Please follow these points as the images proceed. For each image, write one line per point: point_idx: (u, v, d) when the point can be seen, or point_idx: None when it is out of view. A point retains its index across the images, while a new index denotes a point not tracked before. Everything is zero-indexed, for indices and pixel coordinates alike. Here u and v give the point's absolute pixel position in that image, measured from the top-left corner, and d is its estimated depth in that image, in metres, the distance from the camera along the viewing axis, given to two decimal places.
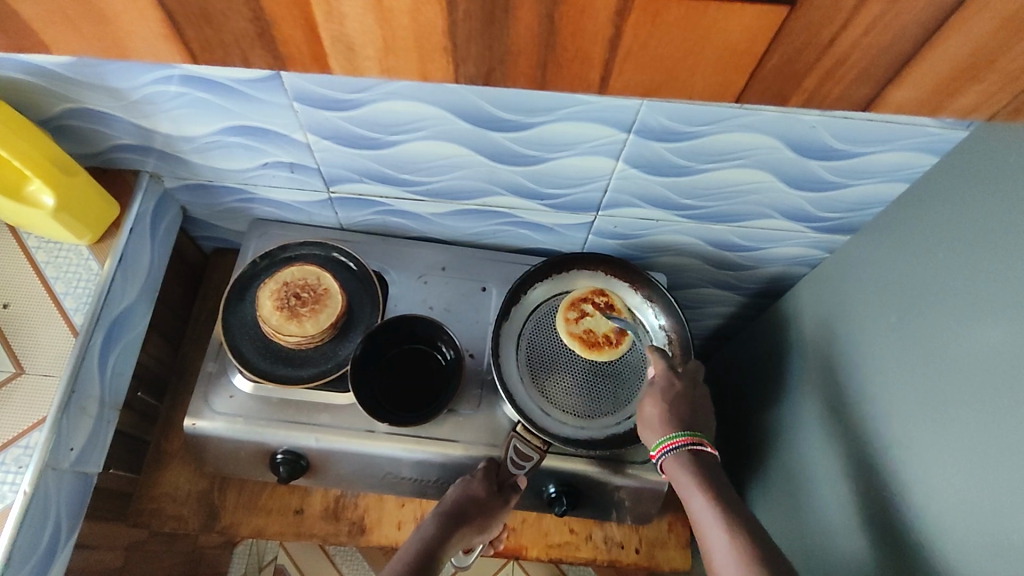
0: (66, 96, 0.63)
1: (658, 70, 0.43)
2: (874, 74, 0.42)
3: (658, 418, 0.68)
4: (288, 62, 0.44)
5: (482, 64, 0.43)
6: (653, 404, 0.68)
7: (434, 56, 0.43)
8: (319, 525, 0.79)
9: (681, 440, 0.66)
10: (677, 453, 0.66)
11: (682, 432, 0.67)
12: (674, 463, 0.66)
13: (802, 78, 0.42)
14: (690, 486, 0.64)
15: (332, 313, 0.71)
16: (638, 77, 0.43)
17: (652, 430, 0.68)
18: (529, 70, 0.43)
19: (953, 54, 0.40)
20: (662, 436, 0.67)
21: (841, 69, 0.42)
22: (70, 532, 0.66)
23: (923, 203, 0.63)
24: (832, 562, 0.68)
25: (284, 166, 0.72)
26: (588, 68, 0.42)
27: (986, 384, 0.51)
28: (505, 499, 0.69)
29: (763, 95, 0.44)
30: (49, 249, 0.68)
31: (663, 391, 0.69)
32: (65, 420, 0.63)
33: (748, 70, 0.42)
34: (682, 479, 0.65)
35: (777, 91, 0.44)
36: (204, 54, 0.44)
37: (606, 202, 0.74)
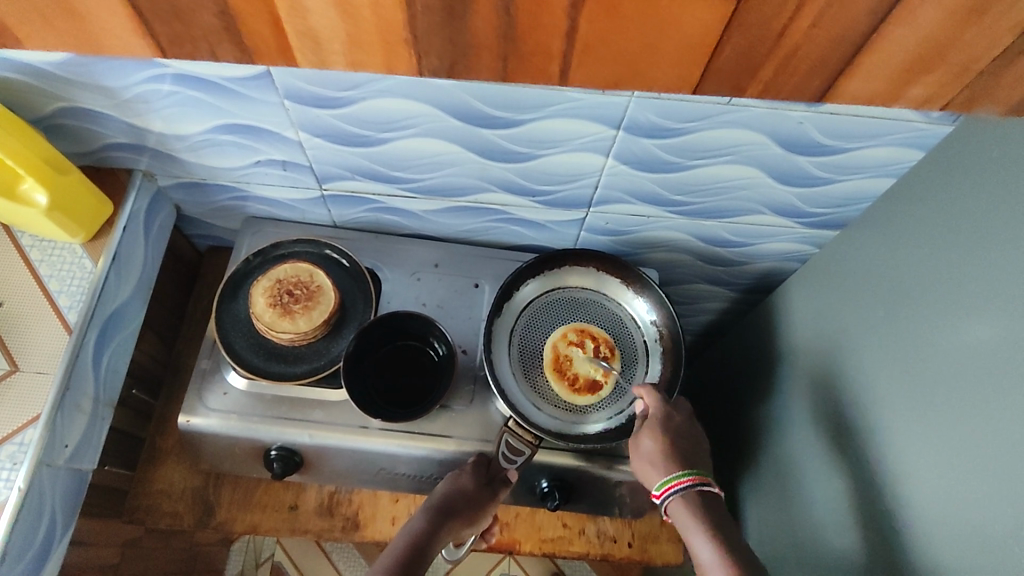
0: (58, 95, 0.63)
1: (621, 64, 0.43)
2: (828, 65, 0.42)
3: (657, 453, 0.67)
4: (256, 56, 0.45)
5: (444, 57, 0.43)
6: (651, 438, 0.67)
7: (398, 50, 0.43)
8: (313, 521, 0.80)
9: (687, 481, 0.64)
10: (683, 494, 0.64)
11: (687, 471, 0.65)
12: (680, 506, 0.64)
13: (758, 68, 0.43)
14: (697, 530, 0.62)
15: (325, 310, 0.72)
16: (600, 69, 0.44)
17: (653, 466, 0.67)
18: (493, 63, 0.43)
19: (903, 44, 0.41)
20: (664, 477, 0.65)
21: (796, 60, 0.42)
22: (65, 528, 0.67)
23: (910, 198, 0.63)
24: (822, 554, 0.69)
25: (277, 164, 0.72)
26: (548, 61, 0.43)
27: (972, 377, 0.51)
28: (494, 492, 0.69)
29: (718, 88, 0.45)
30: (43, 247, 0.69)
31: (660, 423, 0.68)
32: (60, 417, 0.64)
33: (707, 60, 0.42)
34: (688, 522, 0.63)
35: (735, 81, 0.44)
36: (173, 49, 0.44)
37: (597, 198, 0.75)
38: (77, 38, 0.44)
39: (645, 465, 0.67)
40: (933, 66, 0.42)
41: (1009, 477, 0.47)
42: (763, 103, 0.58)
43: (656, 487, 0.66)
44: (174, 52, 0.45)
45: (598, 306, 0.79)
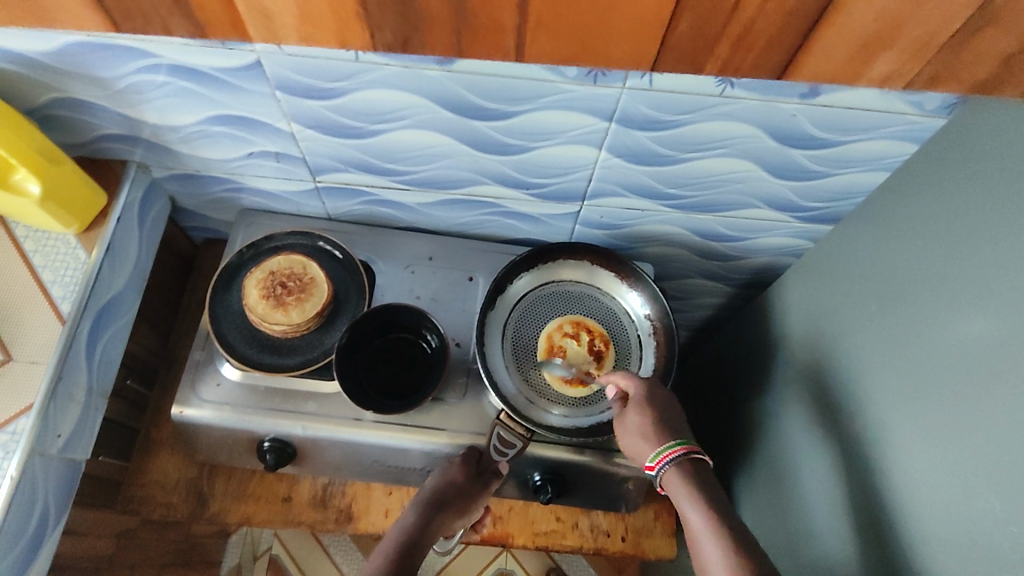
0: (51, 85, 0.63)
1: (577, 42, 0.43)
2: (785, 42, 0.41)
3: (646, 428, 0.65)
4: (209, 31, 0.44)
5: (397, 31, 0.43)
6: (638, 414, 0.66)
7: (349, 24, 0.43)
8: (307, 513, 0.80)
9: (681, 449, 0.63)
10: (676, 463, 0.63)
11: (676, 442, 0.64)
12: (672, 475, 0.63)
13: (713, 45, 0.42)
14: (688, 498, 0.60)
15: (318, 302, 0.72)
16: (550, 45, 0.43)
17: (645, 441, 0.65)
18: (445, 39, 0.43)
19: (866, 21, 0.40)
20: (657, 448, 0.64)
21: (750, 36, 0.41)
22: (58, 517, 0.67)
23: (904, 191, 0.63)
24: (815, 549, 0.69)
25: (270, 156, 0.72)
26: (502, 35, 0.42)
27: (964, 371, 0.51)
28: (485, 483, 0.69)
29: (677, 64, 0.44)
30: (37, 238, 0.69)
31: (649, 401, 0.67)
32: (53, 407, 0.64)
33: (659, 36, 0.42)
34: (678, 490, 0.61)
35: (692, 60, 0.44)
36: (125, 23, 0.44)
37: (591, 191, 0.74)
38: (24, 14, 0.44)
39: (635, 440, 0.66)
40: (892, 40, 0.41)
41: (999, 471, 0.47)
42: (756, 94, 0.58)
43: (650, 459, 0.64)
44: (128, 27, 0.44)
45: (592, 300, 0.78)
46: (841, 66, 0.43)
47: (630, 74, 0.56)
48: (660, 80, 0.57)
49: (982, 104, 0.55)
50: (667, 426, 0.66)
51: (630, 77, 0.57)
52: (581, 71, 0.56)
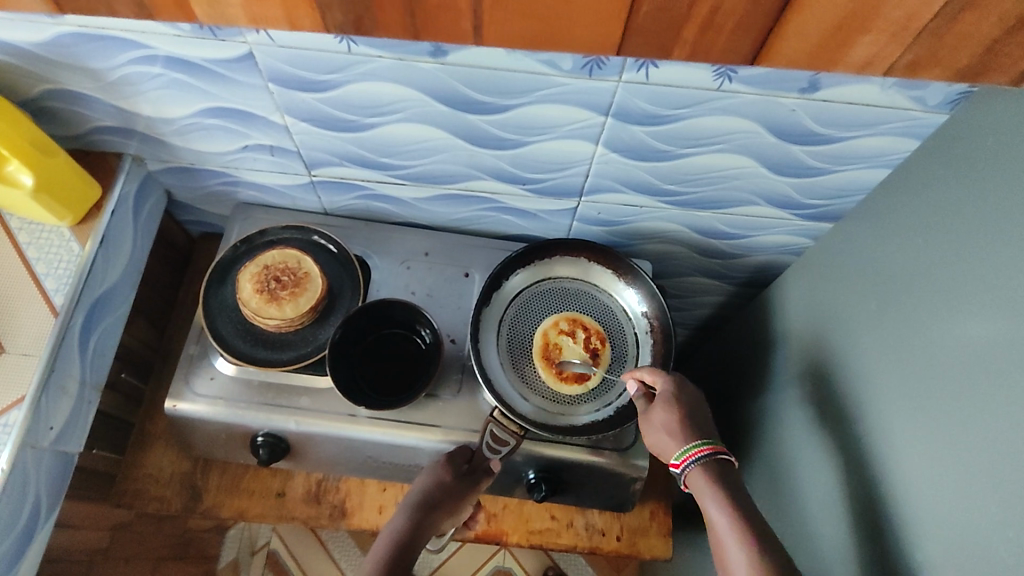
0: (45, 76, 0.63)
1: (537, 24, 0.44)
2: (753, 23, 0.42)
3: (672, 423, 0.65)
4: (156, 12, 0.46)
5: (348, 13, 0.45)
6: (665, 410, 0.66)
7: (302, 8, 0.45)
8: (300, 508, 0.80)
9: (708, 449, 0.62)
10: (702, 463, 0.62)
11: (704, 441, 0.63)
12: (698, 475, 0.62)
13: (679, 29, 0.43)
14: (715, 498, 0.59)
15: (312, 297, 0.71)
16: (508, 25, 0.44)
17: (670, 438, 0.64)
18: (399, 16, 0.45)
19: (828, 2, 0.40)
20: (684, 446, 0.63)
21: (718, 18, 0.42)
22: (49, 510, 0.67)
23: (905, 189, 0.62)
24: (812, 551, 0.68)
25: (265, 149, 0.72)
26: (455, 15, 0.44)
27: (966, 374, 0.50)
28: (476, 481, 0.67)
29: (643, 46, 0.45)
30: (30, 230, 0.69)
31: (674, 397, 0.67)
32: (45, 399, 0.64)
33: (624, 20, 0.43)
34: (704, 490, 0.60)
35: (660, 44, 0.44)
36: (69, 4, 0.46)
37: (588, 187, 0.74)
38: None
39: (660, 436, 0.65)
40: (869, 23, 0.42)
41: (997, 473, 0.46)
42: (753, 89, 0.57)
43: (675, 457, 0.64)
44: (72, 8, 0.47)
45: (588, 297, 0.78)
46: (816, 50, 0.44)
47: (626, 67, 0.55)
48: (656, 74, 0.56)
49: (984, 100, 0.54)
50: (694, 427, 0.65)
51: (626, 70, 0.56)
52: (576, 63, 0.55)
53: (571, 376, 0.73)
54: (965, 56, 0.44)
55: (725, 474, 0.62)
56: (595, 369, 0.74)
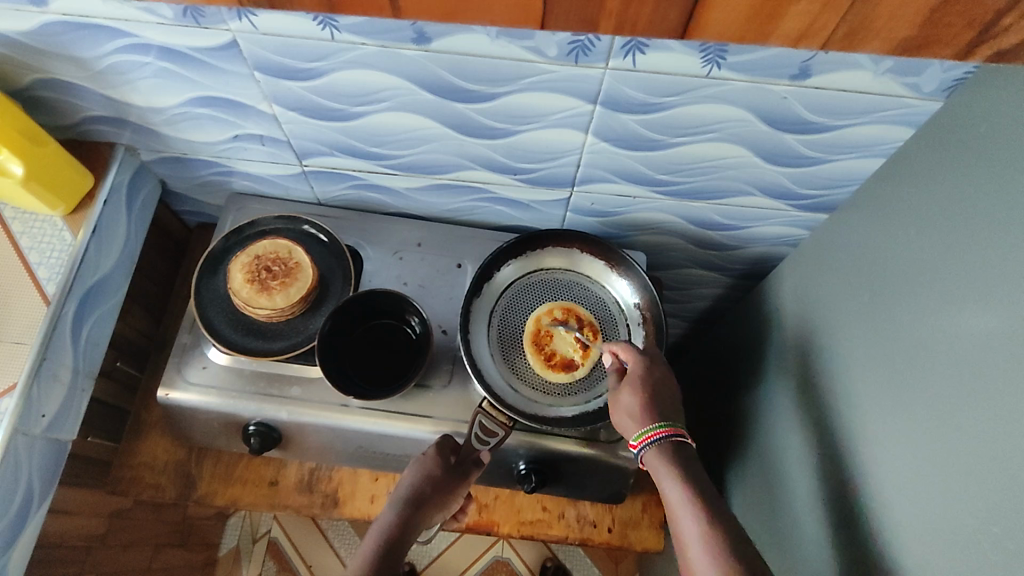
0: (35, 65, 0.63)
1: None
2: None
3: (632, 407, 0.64)
4: None
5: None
6: (629, 392, 0.65)
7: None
8: (293, 497, 0.80)
9: (665, 430, 0.62)
10: (658, 445, 0.62)
11: (659, 424, 0.63)
12: (654, 456, 0.62)
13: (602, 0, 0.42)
14: (670, 478, 0.60)
15: (303, 287, 0.71)
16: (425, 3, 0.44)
17: (630, 419, 0.64)
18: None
19: None
20: (641, 428, 0.63)
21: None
22: (42, 496, 0.67)
23: (900, 178, 0.61)
24: (798, 545, 0.68)
25: (255, 139, 0.72)
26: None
27: (955, 368, 0.49)
28: (465, 474, 0.67)
29: (567, 20, 0.44)
30: (24, 220, 0.69)
31: (641, 379, 0.65)
32: (36, 387, 0.64)
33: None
34: (660, 470, 0.61)
35: (583, 15, 0.43)
36: None
37: (580, 177, 0.73)
38: None
39: (623, 416, 0.65)
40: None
41: (982, 467, 0.45)
42: (741, 76, 0.56)
43: (633, 437, 0.64)
44: None
45: (579, 288, 0.77)
46: (745, 20, 0.42)
47: (613, 53, 0.54)
48: (644, 61, 0.55)
49: (979, 87, 0.53)
50: (657, 411, 0.64)
51: (613, 57, 0.55)
52: (562, 50, 0.54)
53: (558, 365, 0.73)
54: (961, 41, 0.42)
55: (691, 462, 0.61)
56: (583, 359, 0.73)
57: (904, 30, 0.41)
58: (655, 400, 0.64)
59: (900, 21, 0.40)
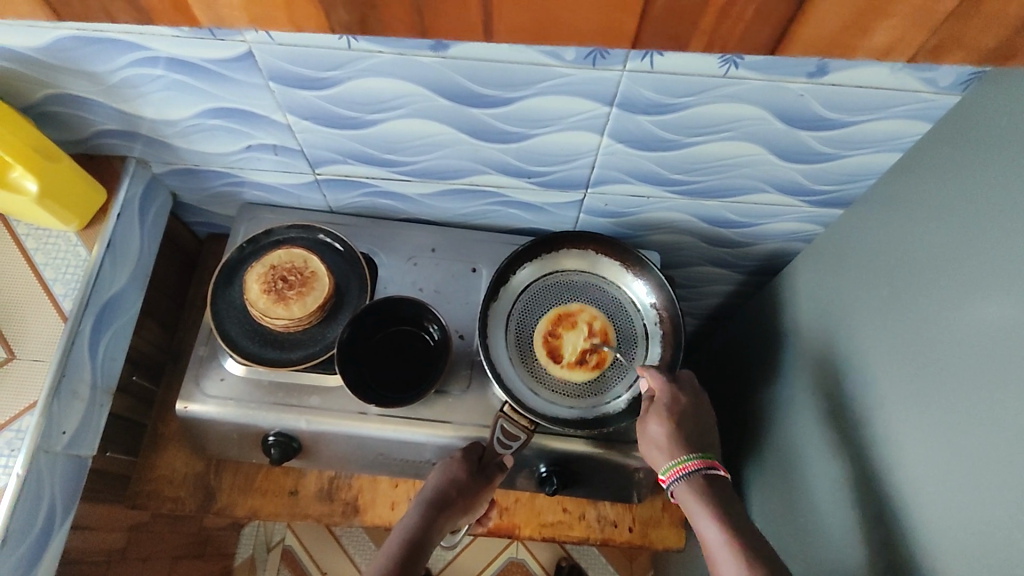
0: (46, 81, 0.63)
1: (539, 13, 0.42)
2: (773, 16, 0.40)
3: (662, 438, 0.66)
4: (154, 15, 0.44)
5: (353, 10, 0.43)
6: (657, 423, 0.66)
7: (300, 4, 0.42)
8: (313, 505, 0.80)
9: (702, 463, 0.65)
10: (691, 479, 0.64)
11: (692, 456, 0.65)
12: (685, 490, 0.64)
13: (696, 17, 0.41)
14: (705, 515, 0.61)
15: (319, 296, 0.71)
16: (520, 20, 0.42)
17: (659, 450, 0.66)
18: (406, 15, 0.43)
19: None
20: (673, 461, 0.65)
21: (734, 8, 0.40)
22: (65, 513, 0.67)
23: (917, 172, 0.61)
24: (821, 540, 0.68)
25: (268, 149, 0.72)
26: (464, 9, 0.42)
27: (979, 361, 0.49)
28: (489, 478, 0.68)
29: (660, 38, 0.43)
30: (38, 236, 0.69)
31: (667, 408, 0.67)
32: (57, 405, 0.64)
33: (638, 10, 0.41)
34: (694, 507, 0.62)
35: (675, 33, 0.42)
36: (64, 9, 0.44)
37: (594, 179, 0.73)
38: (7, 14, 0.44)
39: (650, 447, 0.67)
40: (892, 6, 0.40)
41: (1009, 457, 0.45)
42: (759, 74, 0.56)
43: (662, 470, 0.66)
44: (68, 13, 0.44)
45: (595, 289, 0.77)
46: (835, 37, 0.42)
47: (631, 56, 0.54)
48: (662, 62, 0.55)
49: (996, 80, 0.53)
50: (689, 441, 0.67)
51: (631, 59, 0.55)
52: (579, 53, 0.54)
53: (557, 344, 0.74)
54: (992, 39, 0.42)
55: (724, 493, 0.63)
56: (569, 367, 0.72)
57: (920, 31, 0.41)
58: (682, 430, 0.67)
59: (988, 31, 0.41)
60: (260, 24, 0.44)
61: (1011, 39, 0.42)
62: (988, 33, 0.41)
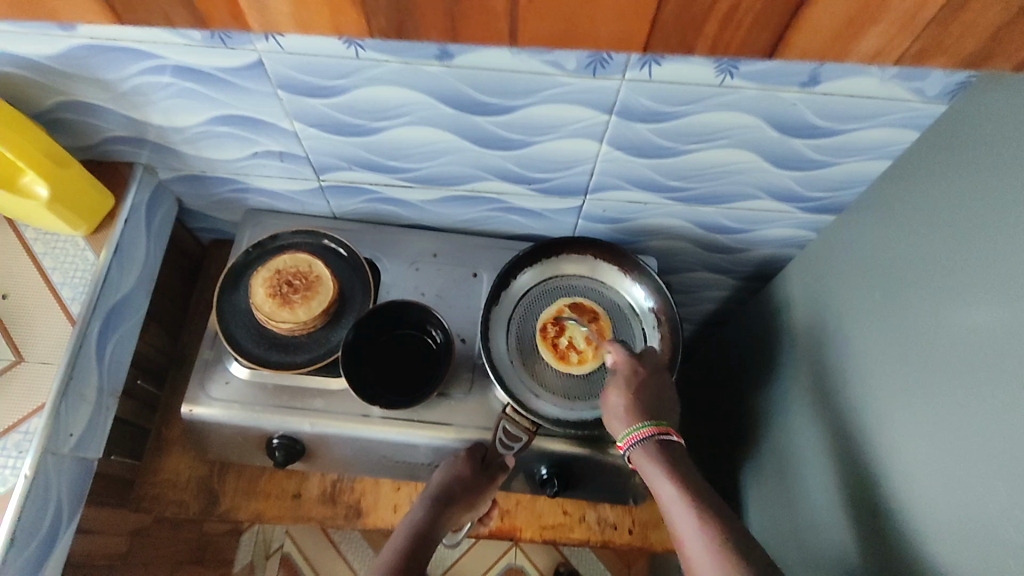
0: (57, 88, 0.64)
1: (563, 20, 0.44)
2: (771, 20, 0.42)
3: (621, 408, 0.65)
4: (208, 17, 0.47)
5: (392, 18, 0.45)
6: (616, 393, 0.66)
7: (344, 11, 0.45)
8: (316, 509, 0.81)
9: (655, 429, 0.63)
10: (645, 444, 0.63)
11: (648, 421, 0.64)
12: (641, 456, 0.63)
13: (701, 25, 0.43)
14: (661, 477, 0.60)
15: (324, 300, 0.72)
16: (543, 27, 0.45)
17: (617, 420, 0.65)
18: (440, 22, 0.45)
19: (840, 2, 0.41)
20: (628, 428, 0.64)
21: (737, 15, 0.42)
22: (71, 514, 0.68)
23: (907, 179, 0.63)
24: (818, 539, 0.69)
25: (274, 155, 0.73)
26: (491, 18, 0.44)
27: (969, 360, 0.51)
28: (491, 476, 0.70)
29: (668, 41, 0.45)
30: (46, 240, 0.70)
31: (625, 380, 0.67)
32: (64, 406, 0.65)
33: (649, 18, 0.43)
34: (650, 470, 0.62)
35: (681, 39, 0.45)
36: (127, 11, 0.47)
37: (593, 186, 0.75)
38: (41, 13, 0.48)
39: (611, 418, 0.66)
40: (877, 15, 0.42)
41: (1002, 453, 0.47)
42: (754, 84, 0.58)
43: (620, 438, 0.65)
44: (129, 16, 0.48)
45: (594, 293, 0.79)
46: (829, 40, 0.44)
47: (630, 65, 0.56)
48: (659, 72, 0.57)
49: (981, 91, 0.55)
50: (646, 407, 0.65)
51: (630, 69, 0.57)
52: (580, 63, 0.56)
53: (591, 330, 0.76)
54: (972, 45, 0.44)
55: (679, 457, 0.62)
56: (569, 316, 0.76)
57: (908, 38, 0.44)
58: (641, 400, 0.65)
59: (966, 38, 0.43)
60: (305, 28, 0.47)
61: (995, 49, 0.44)
62: (974, 41, 0.44)
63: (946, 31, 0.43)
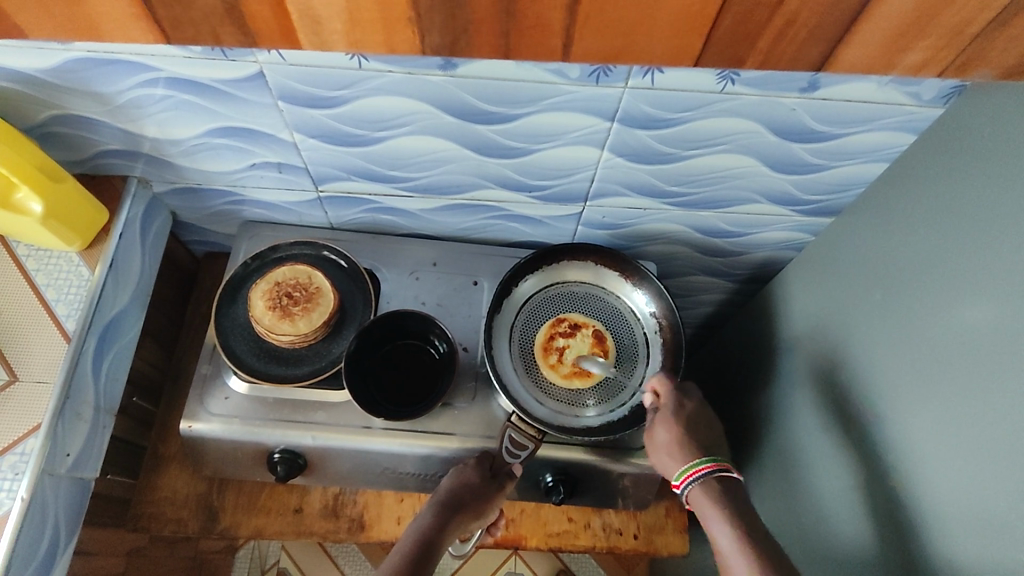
0: (50, 102, 0.63)
1: (619, 37, 0.44)
2: (825, 32, 0.43)
3: (672, 444, 0.67)
4: (259, 40, 0.45)
5: (446, 35, 0.44)
6: (665, 428, 0.67)
7: (399, 28, 0.44)
8: (318, 523, 0.80)
9: (703, 468, 0.64)
10: (703, 482, 0.64)
11: (702, 460, 0.65)
12: (700, 494, 0.63)
13: (755, 39, 0.43)
14: (719, 518, 0.61)
15: (325, 312, 0.72)
16: (597, 42, 0.44)
17: (669, 457, 0.67)
18: (493, 39, 0.44)
19: (890, 22, 0.42)
20: (683, 466, 0.65)
21: (792, 29, 0.43)
22: (68, 536, 0.66)
23: (903, 181, 0.64)
24: (823, 539, 0.69)
25: (272, 166, 0.72)
26: (547, 36, 0.44)
27: (971, 359, 0.51)
28: (500, 485, 0.69)
29: (720, 57, 0.45)
30: (39, 257, 0.69)
31: (675, 415, 0.68)
32: (61, 426, 0.63)
33: (703, 33, 0.43)
34: (709, 511, 0.62)
35: (733, 54, 0.45)
36: (175, 33, 0.45)
37: (594, 192, 0.75)
38: (80, 34, 0.46)
39: (662, 455, 0.67)
40: (925, 30, 0.43)
41: (1009, 452, 0.47)
42: (755, 90, 0.58)
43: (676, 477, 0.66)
44: (177, 37, 0.46)
45: (596, 300, 0.79)
46: (878, 54, 0.45)
47: (633, 73, 0.57)
48: (662, 79, 0.57)
49: (976, 96, 0.56)
50: (697, 446, 0.66)
51: (633, 77, 0.57)
52: (584, 71, 0.56)
53: (599, 358, 0.75)
54: (988, 53, 0.45)
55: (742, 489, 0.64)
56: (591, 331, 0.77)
57: (923, 47, 0.44)
58: (689, 434, 0.67)
59: (976, 46, 0.44)
60: (358, 48, 0.46)
61: (1000, 56, 0.45)
62: (983, 48, 0.44)
63: (956, 39, 0.43)
